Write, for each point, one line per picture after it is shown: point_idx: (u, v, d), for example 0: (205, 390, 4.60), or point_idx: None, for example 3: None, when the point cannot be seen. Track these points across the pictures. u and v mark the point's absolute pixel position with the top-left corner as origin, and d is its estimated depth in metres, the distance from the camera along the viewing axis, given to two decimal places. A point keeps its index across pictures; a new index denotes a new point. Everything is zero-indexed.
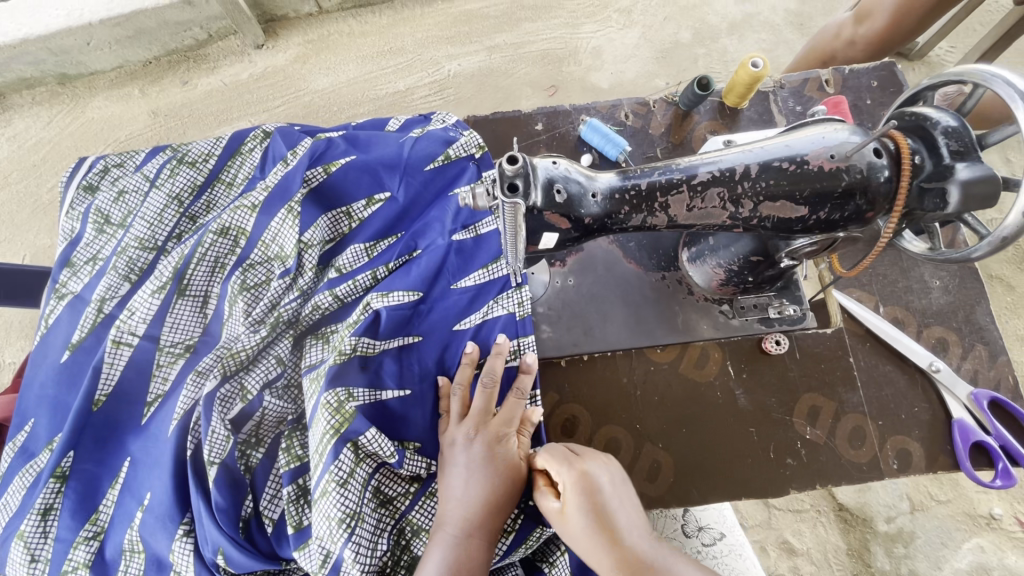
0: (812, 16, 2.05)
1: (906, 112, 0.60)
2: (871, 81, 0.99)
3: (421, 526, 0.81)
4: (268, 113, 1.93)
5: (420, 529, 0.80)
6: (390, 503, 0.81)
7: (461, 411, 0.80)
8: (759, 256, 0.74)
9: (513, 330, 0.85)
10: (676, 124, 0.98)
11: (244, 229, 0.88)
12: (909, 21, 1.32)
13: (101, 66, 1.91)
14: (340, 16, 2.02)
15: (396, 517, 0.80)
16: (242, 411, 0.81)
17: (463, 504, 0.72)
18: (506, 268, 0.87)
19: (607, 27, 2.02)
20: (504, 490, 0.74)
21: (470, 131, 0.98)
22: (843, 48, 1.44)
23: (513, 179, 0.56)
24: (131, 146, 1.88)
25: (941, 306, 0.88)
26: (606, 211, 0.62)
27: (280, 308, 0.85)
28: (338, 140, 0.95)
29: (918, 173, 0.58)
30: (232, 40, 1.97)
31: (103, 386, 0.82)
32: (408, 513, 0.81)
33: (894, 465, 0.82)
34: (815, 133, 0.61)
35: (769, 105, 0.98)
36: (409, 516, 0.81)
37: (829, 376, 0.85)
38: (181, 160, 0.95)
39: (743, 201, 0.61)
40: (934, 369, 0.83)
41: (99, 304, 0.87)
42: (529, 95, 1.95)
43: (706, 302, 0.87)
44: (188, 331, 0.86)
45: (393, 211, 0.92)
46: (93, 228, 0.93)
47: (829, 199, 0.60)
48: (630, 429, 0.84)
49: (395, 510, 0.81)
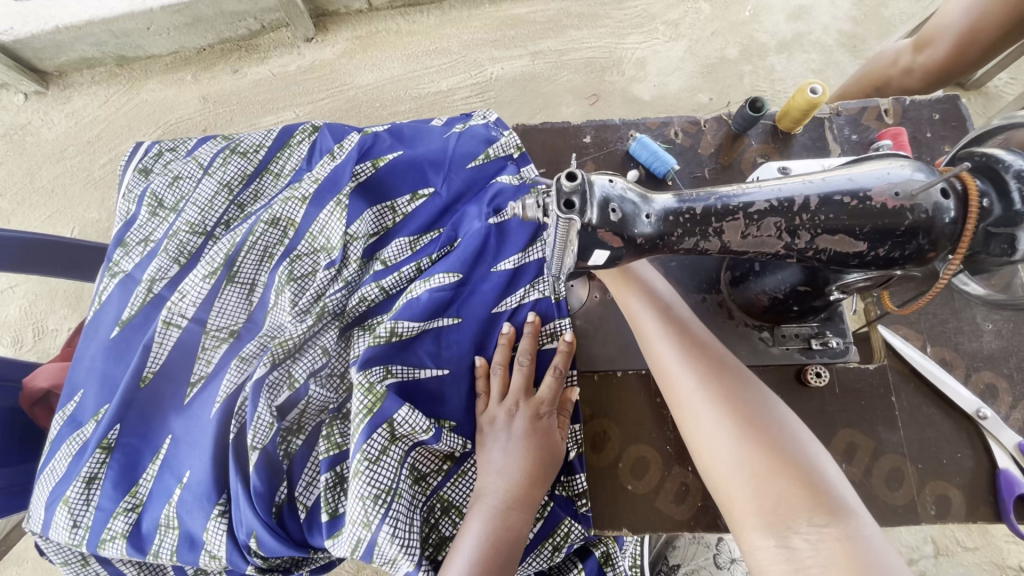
0: (865, 39, 2.00)
1: (977, 152, 0.59)
2: (933, 114, 0.97)
3: (451, 503, 0.84)
4: (313, 105, 1.97)
5: (450, 506, 0.83)
6: (424, 480, 0.83)
7: (500, 392, 0.83)
8: (807, 285, 0.72)
9: (553, 315, 0.88)
10: (726, 145, 0.98)
11: (293, 221, 0.90)
12: (971, 52, 1.28)
13: (158, 50, 1.98)
14: (388, 14, 2.06)
15: (427, 493, 0.83)
16: (289, 399, 0.84)
17: (502, 476, 0.76)
18: (542, 251, 0.90)
19: (653, 39, 2.01)
20: (542, 465, 0.77)
21: (510, 130, 1.00)
22: (899, 75, 1.40)
23: (570, 196, 0.57)
24: (181, 130, 1.95)
25: (993, 350, 0.85)
26: (659, 231, 0.61)
27: (326, 299, 0.87)
28: (384, 134, 0.97)
29: (986, 216, 0.57)
30: (284, 32, 2.02)
31: (151, 364, 0.85)
32: (440, 489, 0.84)
33: (931, 511, 0.79)
34: (880, 168, 0.60)
35: (825, 132, 0.97)
36: (440, 492, 0.84)
37: (868, 413, 0.83)
38: (233, 149, 0.98)
39: (801, 232, 0.60)
40: (981, 416, 0.81)
41: (149, 284, 0.91)
42: (569, 102, 1.96)
43: (746, 328, 0.86)
44: (234, 317, 0.89)
45: (436, 207, 0.94)
46: (147, 210, 0.97)
47: (890, 237, 0.58)
48: (661, 450, 0.84)
49: (428, 486, 0.83)
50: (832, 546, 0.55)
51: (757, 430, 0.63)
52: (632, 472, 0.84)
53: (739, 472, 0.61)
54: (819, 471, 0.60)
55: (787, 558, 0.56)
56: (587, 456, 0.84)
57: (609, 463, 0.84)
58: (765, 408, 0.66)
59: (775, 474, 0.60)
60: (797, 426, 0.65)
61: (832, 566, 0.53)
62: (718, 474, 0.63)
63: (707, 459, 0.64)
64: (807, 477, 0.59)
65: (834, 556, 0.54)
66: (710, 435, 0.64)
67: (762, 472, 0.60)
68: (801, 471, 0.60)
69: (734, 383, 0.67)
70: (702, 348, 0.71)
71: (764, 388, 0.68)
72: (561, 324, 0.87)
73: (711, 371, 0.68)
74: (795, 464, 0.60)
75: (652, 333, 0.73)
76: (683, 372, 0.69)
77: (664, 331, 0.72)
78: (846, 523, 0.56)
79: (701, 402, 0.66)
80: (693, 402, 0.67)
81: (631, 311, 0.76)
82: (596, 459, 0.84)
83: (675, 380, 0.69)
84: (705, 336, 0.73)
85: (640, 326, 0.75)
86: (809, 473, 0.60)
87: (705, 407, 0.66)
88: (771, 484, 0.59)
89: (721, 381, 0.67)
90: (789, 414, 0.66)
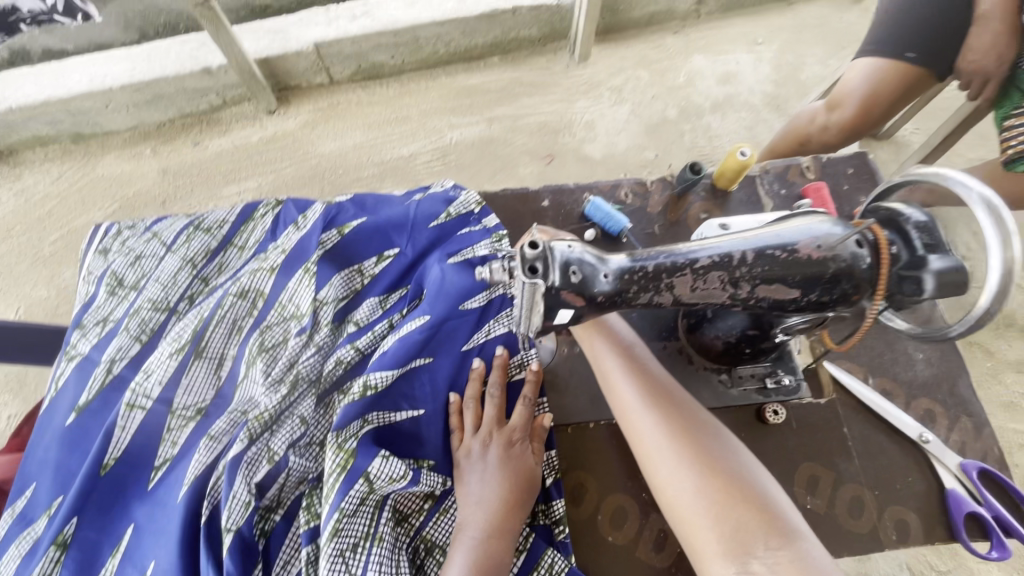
0: (787, 98, 2.23)
1: (883, 207, 0.69)
2: (847, 169, 1.09)
3: (435, 543, 0.82)
4: (277, 174, 2.01)
5: (433, 545, 0.81)
6: (406, 521, 0.82)
7: (474, 424, 0.86)
8: (755, 328, 0.78)
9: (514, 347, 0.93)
10: (672, 203, 1.07)
11: (262, 291, 0.92)
12: (876, 110, 1.46)
13: (116, 126, 2.00)
14: (349, 87, 2.16)
15: (411, 534, 0.82)
16: (268, 473, 0.82)
17: (481, 506, 0.77)
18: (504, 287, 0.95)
19: (599, 104, 2.18)
20: (520, 489, 0.79)
21: (468, 189, 1.06)
22: (818, 132, 1.57)
23: (533, 262, 0.62)
24: (139, 203, 1.94)
25: (926, 377, 0.93)
26: (616, 289, 0.66)
27: (299, 366, 0.88)
28: (347, 204, 1.01)
29: (896, 261, 0.65)
30: (246, 106, 2.08)
31: (113, 450, 0.83)
32: (423, 529, 0.82)
33: (893, 537, 0.84)
34: (804, 225, 0.67)
35: (757, 189, 1.07)
36: (424, 532, 0.82)
37: (824, 444, 0.89)
38: (197, 226, 1.01)
39: (742, 283, 0.67)
40: (924, 440, 0.87)
41: (109, 365, 0.89)
42: (526, 163, 2.07)
43: (706, 372, 0.91)
44: (202, 393, 0.88)
45: (402, 266, 0.98)
46: (106, 290, 0.96)
47: (819, 283, 0.65)
48: (636, 497, 0.86)
49: (411, 526, 0.82)
50: (787, 567, 0.59)
51: (711, 460, 0.69)
52: (611, 523, 0.85)
53: (698, 501, 0.66)
54: (768, 497, 0.66)
55: None
56: (567, 509, 0.85)
57: (588, 515, 0.85)
58: (718, 439, 0.71)
59: (730, 501, 0.65)
60: (747, 458, 0.71)
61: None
62: (679, 504, 0.67)
63: (669, 490, 0.69)
64: (757, 500, 0.65)
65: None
66: (670, 466, 0.69)
67: (718, 495, 0.65)
68: (752, 498, 0.65)
69: (689, 416, 0.73)
70: (659, 384, 0.77)
71: (717, 422, 0.74)
72: (524, 354, 0.91)
73: (667, 405, 0.74)
74: (746, 491, 0.66)
75: (614, 371, 0.79)
76: (643, 406, 0.74)
77: (625, 369, 0.78)
78: (796, 546, 0.61)
79: (660, 434, 0.72)
80: (653, 435, 0.72)
81: (596, 353, 0.82)
82: (575, 512, 0.86)
83: (635, 414, 0.75)
84: (662, 373, 0.79)
85: (603, 366, 0.81)
86: (758, 496, 0.66)
87: (664, 439, 0.71)
88: (726, 511, 0.64)
89: (677, 414, 0.73)
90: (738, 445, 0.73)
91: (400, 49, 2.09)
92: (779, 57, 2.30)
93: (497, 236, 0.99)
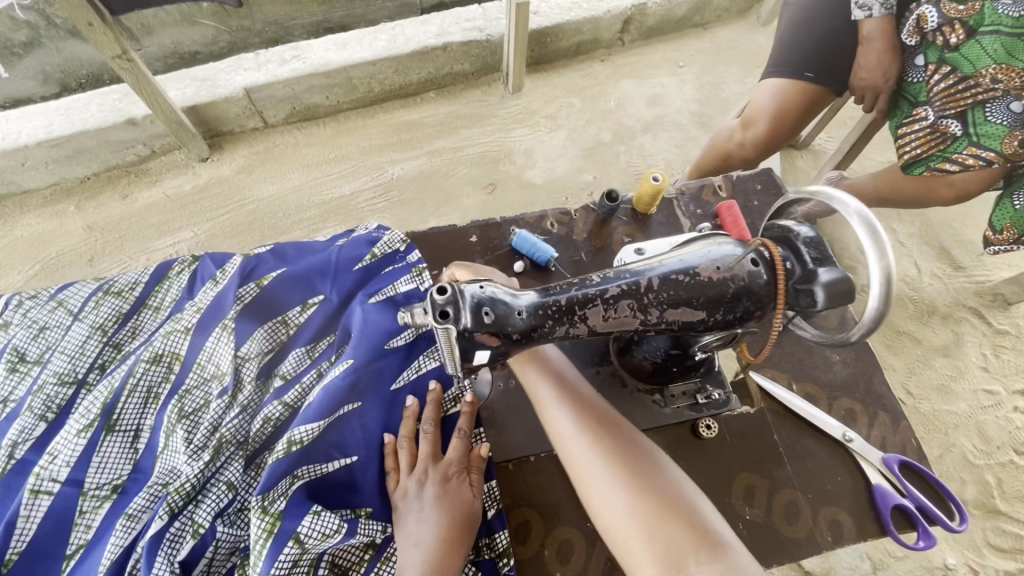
0: (711, 116, 2.36)
1: (776, 225, 0.74)
2: (756, 185, 1.16)
3: None
4: (213, 221, 1.95)
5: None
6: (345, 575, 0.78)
7: (409, 463, 0.84)
8: (677, 348, 0.81)
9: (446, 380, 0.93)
10: (596, 230, 1.10)
11: (177, 354, 0.88)
12: (784, 127, 1.56)
13: (35, 184, 1.91)
14: (285, 129, 2.14)
15: None
16: (194, 549, 0.77)
17: (420, 548, 0.74)
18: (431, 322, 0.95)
19: (537, 131, 2.24)
20: (459, 524, 0.78)
21: (392, 229, 1.06)
22: (737, 148, 1.67)
23: (443, 307, 0.62)
24: (63, 263, 1.84)
25: (844, 377, 0.98)
26: (531, 325, 0.67)
27: (222, 429, 0.83)
28: (266, 254, 1.00)
29: (791, 276, 0.69)
30: (176, 155, 2.02)
31: (16, 544, 0.76)
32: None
33: (828, 538, 0.86)
34: (705, 248, 0.70)
35: (675, 209, 1.12)
36: None
37: (756, 453, 0.91)
38: (106, 290, 0.96)
39: (650, 310, 0.69)
40: (848, 439, 0.92)
41: (10, 450, 0.83)
42: (470, 193, 2.09)
43: (639, 393, 0.93)
44: (117, 470, 0.83)
45: (328, 312, 0.97)
46: (5, 367, 0.90)
47: (721, 303, 0.68)
48: (580, 528, 0.86)
49: None
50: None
51: (643, 480, 0.71)
52: (558, 557, 0.84)
53: (633, 522, 0.67)
54: (696, 511, 0.69)
55: None
56: (513, 548, 0.84)
57: (534, 552, 0.84)
58: (649, 458, 0.74)
59: (663, 520, 0.67)
60: (675, 474, 0.74)
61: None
62: (617, 528, 0.69)
63: (606, 515, 0.70)
64: (688, 516, 0.68)
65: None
66: (605, 490, 0.71)
67: (652, 515, 0.67)
68: (683, 515, 0.68)
69: (620, 438, 0.75)
70: (589, 407, 0.79)
71: (646, 442, 0.77)
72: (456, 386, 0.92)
73: (600, 428, 0.76)
74: (677, 507, 0.68)
75: (547, 398, 0.80)
76: (577, 431, 0.75)
77: (557, 395, 0.79)
78: (726, 558, 0.64)
79: (595, 458, 0.73)
80: (587, 459, 0.74)
81: (530, 382, 0.82)
82: (520, 551, 0.84)
83: (569, 439, 0.76)
84: (593, 397, 0.81)
85: (537, 394, 0.81)
86: (689, 512, 0.69)
87: (599, 463, 0.73)
88: (660, 531, 0.66)
89: (609, 437, 0.75)
90: (668, 463, 0.76)
91: (335, 89, 2.10)
92: (700, 78, 2.43)
93: (418, 271, 1.00)
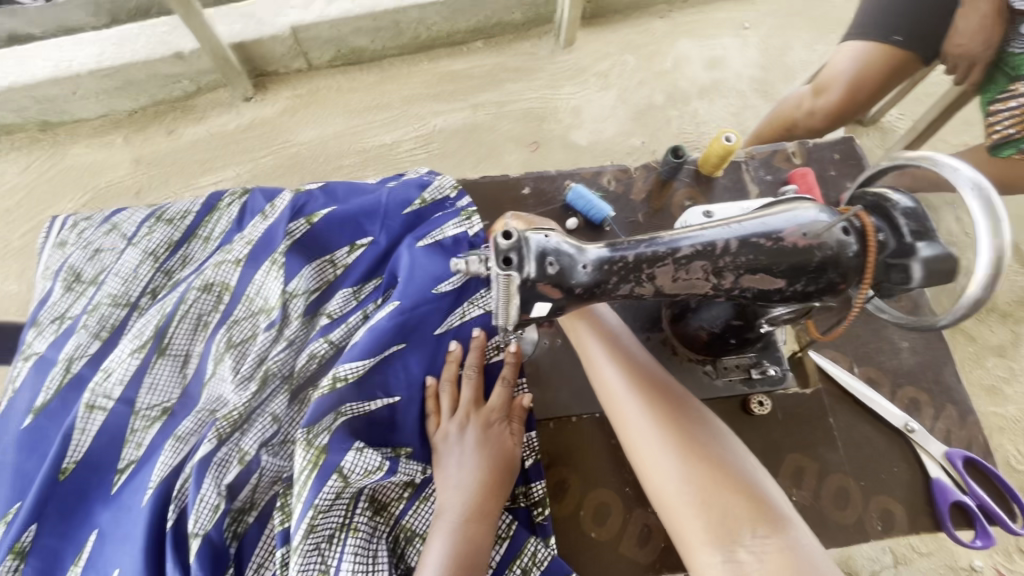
0: (774, 84, 2.20)
1: (869, 194, 0.67)
2: (833, 154, 1.07)
3: (416, 532, 0.79)
4: (254, 163, 1.94)
5: (415, 534, 0.79)
6: (385, 510, 0.79)
7: (450, 406, 0.84)
8: (740, 319, 0.76)
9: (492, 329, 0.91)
10: (656, 190, 1.04)
11: (228, 284, 0.88)
12: (861, 96, 1.42)
13: (85, 114, 1.92)
14: (329, 72, 2.09)
15: (391, 523, 0.79)
16: (240, 475, 0.78)
17: (459, 490, 0.76)
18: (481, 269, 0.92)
19: (586, 89, 2.13)
20: (499, 470, 0.78)
21: (443, 175, 1.03)
22: (804, 118, 1.53)
23: (507, 254, 0.59)
24: (111, 194, 1.87)
25: (912, 366, 0.92)
26: (595, 280, 0.63)
27: (269, 361, 0.84)
28: (317, 193, 0.98)
29: (883, 249, 0.63)
30: (221, 92, 2.00)
31: (72, 454, 0.79)
32: (402, 518, 0.80)
33: (878, 527, 0.83)
34: (792, 212, 0.65)
35: (742, 174, 1.05)
36: (403, 522, 0.79)
37: (810, 435, 0.87)
38: (159, 217, 0.96)
39: (725, 273, 0.64)
40: (909, 429, 0.87)
41: (67, 365, 0.85)
42: (512, 151, 2.03)
43: (689, 363, 0.89)
44: (167, 393, 0.84)
45: (375, 254, 0.94)
46: (63, 286, 0.92)
47: (805, 272, 0.63)
48: (620, 493, 0.85)
49: (390, 516, 0.79)
50: (772, 556, 0.61)
51: (697, 448, 0.69)
52: (594, 519, 0.83)
53: (685, 490, 0.67)
54: (753, 482, 0.68)
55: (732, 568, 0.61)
56: (551, 506, 0.84)
57: (571, 512, 0.83)
58: (705, 426, 0.72)
59: (717, 490, 0.66)
60: (732, 442, 0.72)
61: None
62: (666, 492, 0.68)
63: (655, 478, 0.69)
64: (743, 487, 0.66)
65: (773, 565, 0.60)
66: (658, 455, 0.69)
67: (705, 483, 0.66)
68: (738, 485, 0.66)
69: (675, 403, 0.73)
70: (644, 369, 0.76)
71: (702, 407, 0.75)
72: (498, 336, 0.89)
73: (653, 391, 0.74)
74: (732, 477, 0.67)
75: (599, 359, 0.78)
76: (629, 392, 0.74)
77: (610, 355, 0.77)
78: (781, 533, 0.63)
79: (647, 421, 0.72)
80: (640, 423, 0.72)
81: (581, 339, 0.80)
82: (557, 509, 0.84)
83: (621, 401, 0.74)
84: (648, 359, 0.78)
85: (588, 352, 0.79)
86: (745, 483, 0.67)
87: (652, 426, 0.71)
88: (714, 500, 0.65)
89: (663, 402, 0.73)
90: (723, 430, 0.74)
91: (381, 33, 2.02)
92: (766, 42, 2.27)
93: (467, 215, 0.97)
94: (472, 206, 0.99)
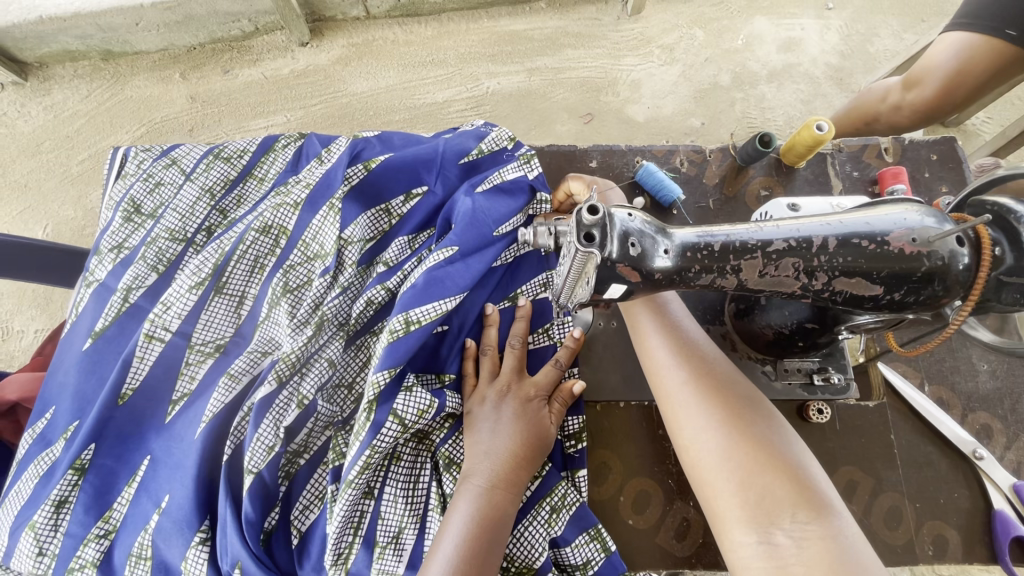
0: (852, 72, 2.05)
1: (988, 201, 0.59)
2: (930, 155, 1.00)
3: (452, 460, 0.80)
4: (305, 110, 1.93)
5: (452, 461, 0.80)
6: (426, 438, 0.82)
7: (491, 372, 0.82)
8: (815, 322, 0.71)
9: (542, 267, 0.91)
10: (730, 176, 0.99)
11: (285, 228, 0.87)
12: (958, 92, 1.28)
13: (146, 46, 1.93)
14: (386, 23, 2.03)
15: (430, 452, 0.82)
16: (299, 417, 0.79)
17: (489, 457, 0.73)
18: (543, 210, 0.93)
19: (649, 62, 2.02)
20: (530, 447, 0.74)
21: (499, 127, 1.00)
22: (888, 112, 1.40)
23: (589, 230, 0.56)
24: (165, 129, 1.88)
25: (988, 391, 0.87)
26: (677, 267, 0.60)
27: (324, 308, 0.84)
28: (373, 139, 0.96)
29: (997, 265, 0.56)
30: (278, 36, 1.98)
31: (131, 381, 0.81)
32: (441, 447, 0.81)
33: (929, 552, 0.80)
34: (896, 214, 0.59)
35: (826, 168, 0.98)
36: (440, 450, 0.81)
37: (868, 451, 0.84)
38: (217, 155, 0.96)
39: (818, 274, 0.60)
40: (977, 456, 0.82)
41: (125, 294, 0.87)
42: (564, 120, 1.96)
43: (750, 361, 0.83)
44: (221, 330, 0.85)
45: (432, 205, 0.93)
46: (122, 216, 0.92)
47: (907, 282, 0.58)
48: (662, 484, 0.84)
49: (430, 445, 0.82)
50: (814, 544, 0.55)
51: (742, 424, 0.64)
52: (633, 507, 0.83)
53: (724, 463, 0.62)
54: (802, 467, 0.62)
55: (767, 552, 0.56)
56: (590, 488, 0.83)
57: (610, 496, 0.83)
58: (754, 406, 0.67)
59: (760, 469, 0.60)
60: (784, 427, 0.66)
61: (813, 564, 0.54)
62: (702, 464, 0.64)
63: (692, 450, 0.65)
64: (790, 471, 0.61)
65: (816, 554, 0.54)
66: (697, 428, 0.66)
67: (747, 460, 0.61)
68: (784, 468, 0.61)
69: (723, 380, 0.69)
70: (695, 345, 0.73)
71: (755, 389, 0.70)
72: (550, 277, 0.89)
73: (699, 366, 0.70)
74: (778, 458, 0.61)
75: (648, 329, 0.75)
76: (676, 362, 0.71)
77: (660, 326, 0.74)
78: (831, 523, 0.57)
79: (689, 392, 0.68)
80: (682, 394, 0.69)
81: (631, 312, 0.78)
82: (595, 491, 0.84)
83: (665, 371, 0.71)
84: (700, 337, 0.74)
85: (637, 321, 0.77)
86: (791, 467, 0.61)
87: (694, 398, 0.67)
88: (753, 478, 0.60)
89: (711, 375, 0.69)
90: (776, 415, 0.68)
91: None
92: (850, 26, 2.10)
93: (526, 159, 0.94)
94: (528, 151, 0.96)
